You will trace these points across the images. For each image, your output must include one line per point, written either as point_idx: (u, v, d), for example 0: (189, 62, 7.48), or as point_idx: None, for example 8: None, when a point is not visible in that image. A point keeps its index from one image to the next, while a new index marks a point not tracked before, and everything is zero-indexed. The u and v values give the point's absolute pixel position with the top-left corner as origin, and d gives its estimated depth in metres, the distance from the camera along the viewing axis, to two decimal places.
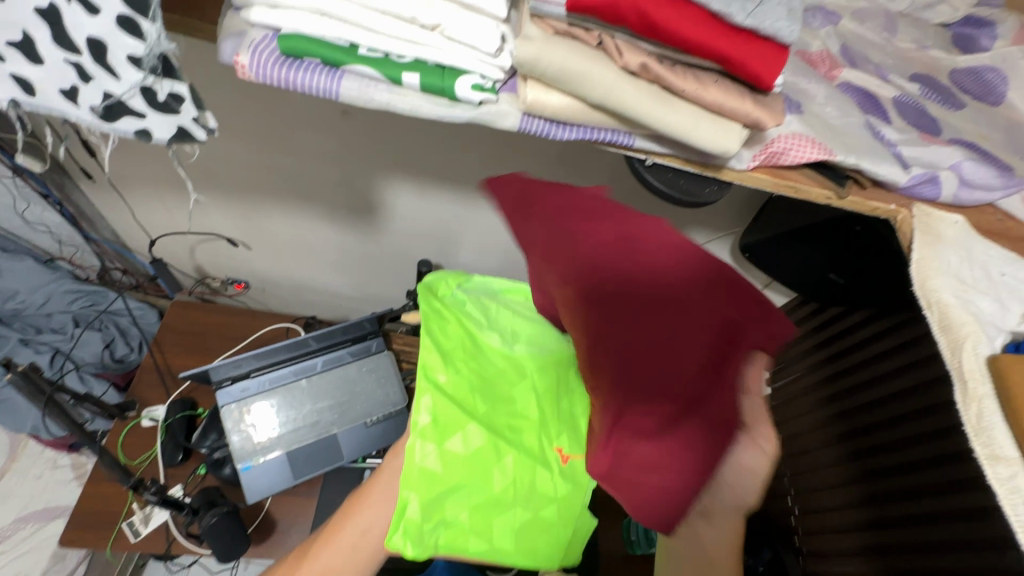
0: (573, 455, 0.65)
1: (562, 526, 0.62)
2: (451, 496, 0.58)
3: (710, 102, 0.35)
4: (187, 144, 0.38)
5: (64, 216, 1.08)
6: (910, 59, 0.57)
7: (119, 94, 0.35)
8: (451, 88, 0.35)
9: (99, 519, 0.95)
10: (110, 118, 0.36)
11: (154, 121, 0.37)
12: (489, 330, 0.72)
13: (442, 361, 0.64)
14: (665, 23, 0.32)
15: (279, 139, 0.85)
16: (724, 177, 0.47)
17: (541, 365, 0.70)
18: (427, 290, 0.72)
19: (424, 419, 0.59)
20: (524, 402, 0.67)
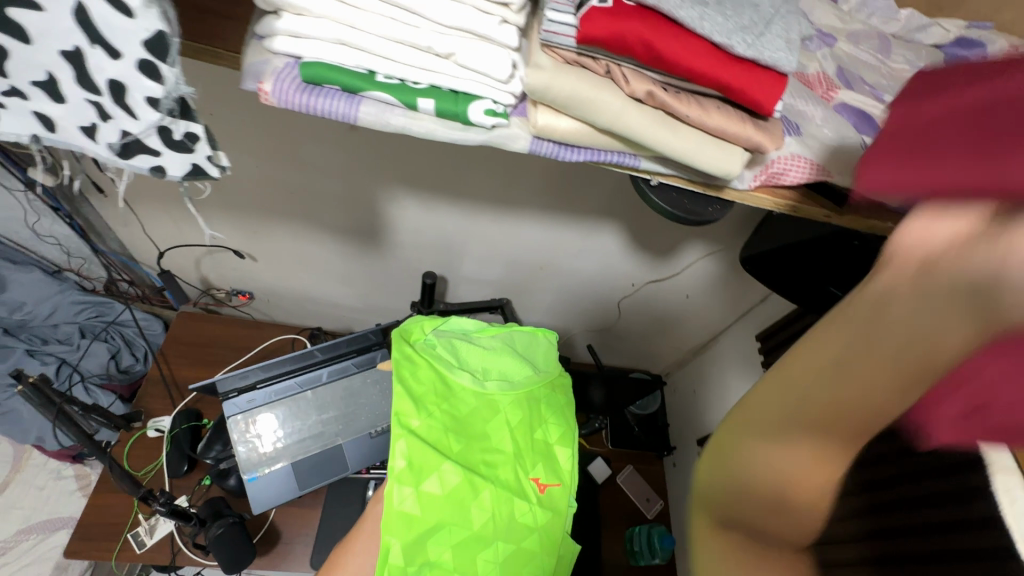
0: (549, 483, 0.70)
1: (544, 554, 0.67)
2: (435, 536, 0.61)
3: (712, 127, 0.37)
4: (201, 180, 0.39)
5: (73, 228, 1.09)
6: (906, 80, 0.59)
7: (136, 133, 0.35)
8: (464, 113, 0.37)
9: (105, 530, 0.95)
10: (127, 155, 0.36)
11: (169, 158, 0.37)
12: (459, 370, 0.70)
13: (414, 409, 0.65)
14: (670, 56, 0.33)
15: (287, 153, 0.87)
16: (726, 196, 0.49)
17: (512, 404, 0.72)
18: (400, 336, 0.71)
19: (400, 463, 0.61)
20: (498, 440, 0.69)
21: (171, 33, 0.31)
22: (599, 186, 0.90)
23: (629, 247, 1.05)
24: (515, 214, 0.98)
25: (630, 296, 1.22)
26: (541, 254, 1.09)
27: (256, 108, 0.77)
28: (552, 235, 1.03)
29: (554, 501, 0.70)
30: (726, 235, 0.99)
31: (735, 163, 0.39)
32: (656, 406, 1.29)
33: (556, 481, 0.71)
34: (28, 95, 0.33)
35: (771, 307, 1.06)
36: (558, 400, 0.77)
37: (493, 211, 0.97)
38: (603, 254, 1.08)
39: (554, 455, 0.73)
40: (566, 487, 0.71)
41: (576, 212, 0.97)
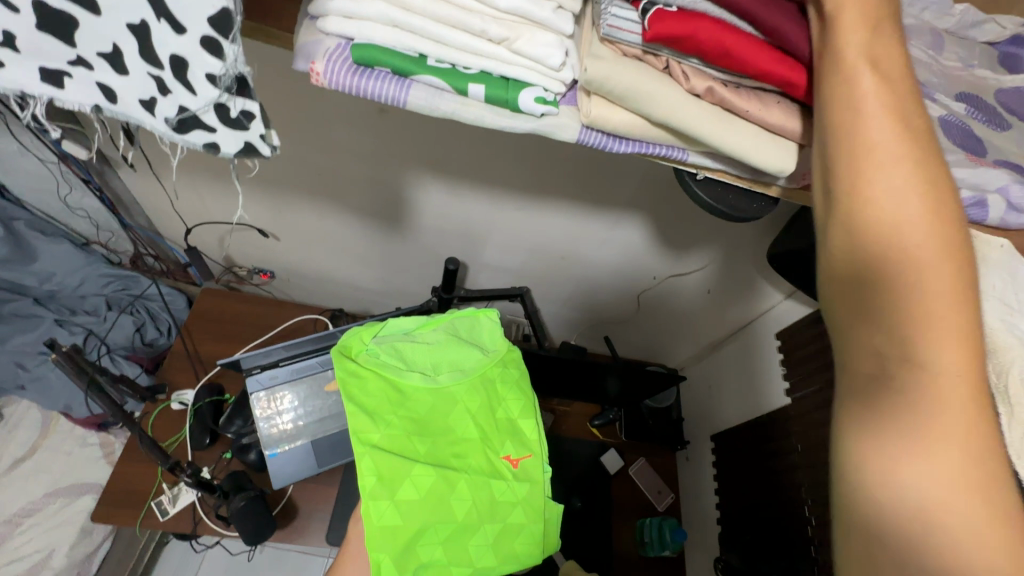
0: (522, 457, 0.67)
1: (539, 524, 0.64)
2: (424, 538, 0.59)
3: (772, 123, 0.38)
4: (252, 160, 0.38)
5: (102, 201, 1.11)
6: (958, 80, 0.57)
7: (193, 109, 0.36)
8: (514, 100, 0.36)
9: (131, 497, 0.98)
10: (183, 130, 0.37)
11: (223, 135, 0.37)
12: (407, 371, 0.66)
13: (361, 428, 0.60)
14: (738, 51, 0.35)
15: (319, 137, 0.87)
16: (772, 191, 0.47)
17: (469, 394, 0.67)
18: (340, 354, 0.66)
19: (369, 479, 0.58)
20: (459, 428, 0.65)
21: (234, 10, 0.32)
22: (628, 178, 0.89)
23: (652, 241, 1.04)
24: (540, 203, 0.97)
25: (650, 289, 1.22)
26: (564, 243, 1.09)
27: (289, 88, 0.77)
28: (576, 224, 1.02)
29: (531, 472, 0.66)
30: (755, 232, 0.97)
31: (790, 160, 0.40)
32: (671, 402, 1.27)
33: (528, 453, 0.67)
34: (93, 64, 0.34)
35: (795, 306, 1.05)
36: (514, 375, 0.72)
37: (518, 198, 0.96)
38: (626, 246, 1.07)
39: (522, 426, 0.69)
40: (543, 451, 0.68)
41: (602, 203, 0.96)
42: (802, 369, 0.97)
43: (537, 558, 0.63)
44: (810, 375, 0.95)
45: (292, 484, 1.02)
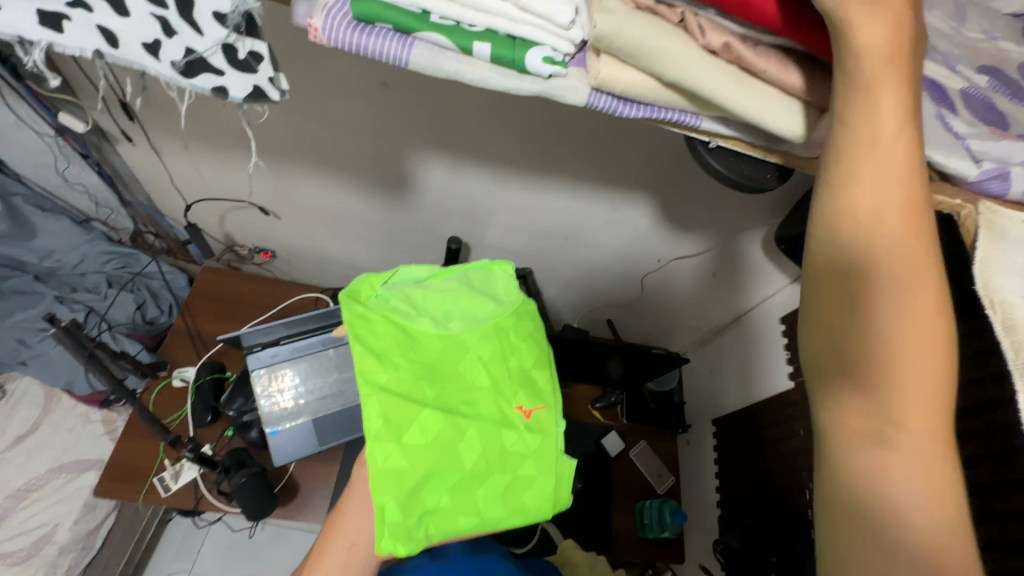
0: (534, 408, 0.66)
1: (546, 478, 0.63)
2: (428, 485, 0.58)
3: (788, 84, 0.37)
4: (260, 105, 0.39)
5: (101, 177, 1.09)
6: (980, 53, 0.55)
7: (201, 51, 0.37)
8: (522, 60, 0.35)
9: (133, 472, 0.99)
10: (190, 74, 0.38)
11: (232, 78, 0.38)
12: (417, 316, 0.65)
13: (370, 369, 0.58)
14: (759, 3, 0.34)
15: (321, 112, 0.85)
16: (790, 163, 0.45)
17: (481, 345, 0.66)
18: (347, 295, 0.64)
19: (375, 421, 0.56)
20: (470, 377, 0.64)
21: None
22: (634, 157, 0.87)
23: (658, 222, 1.03)
24: (545, 182, 0.95)
25: (655, 273, 1.20)
26: (568, 224, 1.07)
27: (288, 59, 0.75)
28: (581, 205, 1.00)
29: (543, 423, 0.65)
30: (762, 213, 0.95)
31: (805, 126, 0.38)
32: (673, 384, 1.27)
33: (540, 405, 0.66)
34: (94, 6, 0.35)
35: None
36: (527, 326, 0.71)
37: (523, 177, 0.95)
38: (631, 227, 1.06)
39: (534, 378, 0.68)
40: (554, 404, 0.67)
41: (608, 182, 0.94)
42: None
43: (546, 514, 0.62)
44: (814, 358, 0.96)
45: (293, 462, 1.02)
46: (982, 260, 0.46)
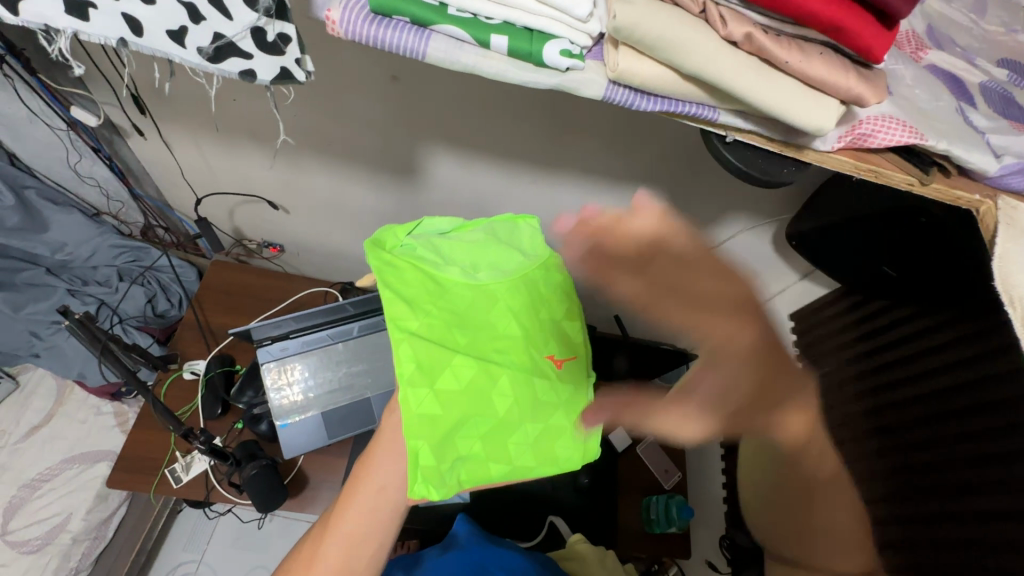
0: (562, 359, 0.72)
1: (572, 426, 0.68)
2: (463, 430, 0.61)
3: (813, 76, 0.36)
4: (287, 85, 0.41)
5: (113, 171, 1.10)
6: (999, 46, 0.55)
7: (230, 36, 0.38)
8: (539, 54, 0.35)
9: (146, 464, 1.00)
10: (218, 59, 0.38)
11: (259, 62, 0.39)
12: (445, 266, 0.67)
13: (399, 315, 0.60)
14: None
15: (333, 107, 0.85)
16: (805, 157, 0.46)
17: (506, 298, 0.69)
18: (375, 244, 0.65)
19: (409, 368, 0.58)
20: (497, 328, 0.67)
21: None
22: (645, 153, 0.87)
23: None
24: (555, 176, 0.95)
25: None
26: (577, 218, 1.07)
27: None
28: (590, 200, 1.00)
29: (568, 373, 0.72)
30: (774, 211, 0.94)
31: (828, 119, 0.37)
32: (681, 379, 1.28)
33: (568, 355, 0.73)
34: None
35: (811, 285, 1.03)
36: (552, 280, 0.75)
37: (532, 171, 0.94)
38: None
39: (562, 330, 0.74)
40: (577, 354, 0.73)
41: (618, 177, 0.93)
42: (819, 352, 0.99)
43: (574, 462, 0.67)
44: (825, 355, 0.98)
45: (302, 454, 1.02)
46: (1001, 256, 0.46)
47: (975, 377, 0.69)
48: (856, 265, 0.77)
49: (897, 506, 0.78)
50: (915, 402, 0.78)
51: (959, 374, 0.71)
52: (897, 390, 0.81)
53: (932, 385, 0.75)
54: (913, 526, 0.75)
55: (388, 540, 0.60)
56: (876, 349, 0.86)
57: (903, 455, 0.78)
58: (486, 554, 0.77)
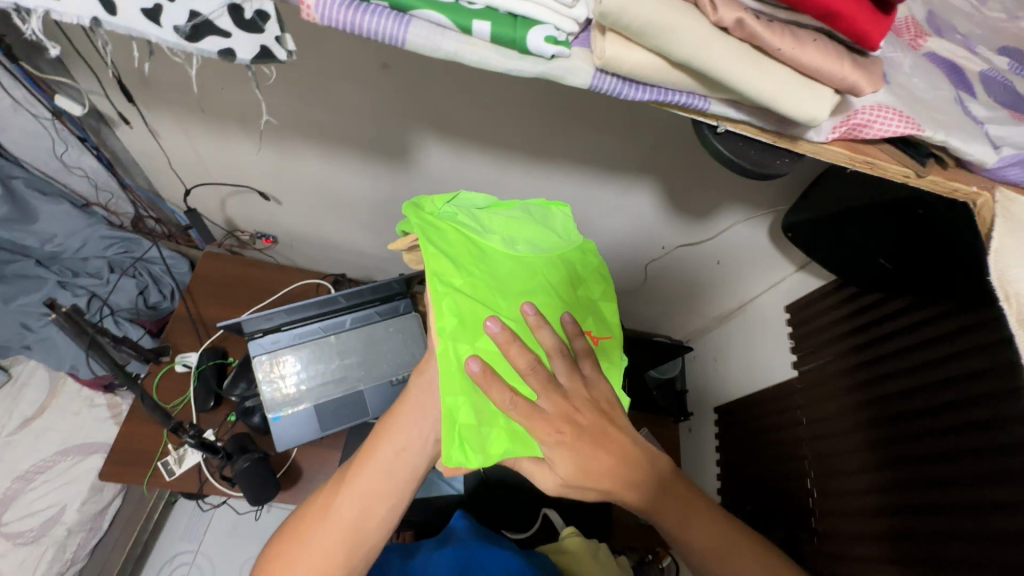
0: (602, 336, 0.68)
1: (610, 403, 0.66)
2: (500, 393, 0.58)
3: (806, 64, 0.35)
4: (268, 67, 0.38)
5: (101, 161, 1.08)
6: (1001, 33, 0.53)
7: (206, 14, 0.37)
8: (523, 40, 0.34)
9: (138, 456, 0.99)
10: (195, 38, 0.37)
11: (238, 40, 0.37)
12: (487, 234, 0.64)
13: (440, 274, 0.57)
14: None
15: (322, 96, 0.84)
16: (798, 149, 0.45)
17: (550, 273, 0.66)
18: (415, 206, 0.61)
19: (449, 322, 0.56)
20: (539, 300, 0.64)
21: None
22: (640, 142, 0.85)
23: (663, 209, 1.01)
24: (549, 166, 0.93)
25: (659, 260, 1.19)
26: (572, 209, 1.05)
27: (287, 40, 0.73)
28: (585, 191, 0.99)
29: (608, 352, 0.68)
30: (769, 201, 0.93)
31: (822, 109, 0.36)
32: (676, 371, 1.28)
33: (608, 334, 0.68)
34: None
35: (808, 277, 1.03)
36: (595, 262, 0.70)
37: (526, 162, 0.93)
38: (637, 214, 1.04)
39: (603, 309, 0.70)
40: (616, 338, 0.69)
41: (613, 167, 0.92)
42: (813, 343, 0.98)
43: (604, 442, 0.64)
44: (819, 348, 0.96)
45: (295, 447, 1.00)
46: (999, 249, 0.45)
47: (974, 370, 0.68)
48: (852, 256, 0.76)
49: (893, 496, 0.76)
50: (910, 393, 0.76)
51: (955, 367, 0.70)
52: (893, 380, 0.79)
53: (930, 376, 0.73)
54: (905, 517, 0.74)
55: (400, 502, 0.64)
56: (871, 341, 0.85)
57: (898, 447, 0.77)
58: (481, 552, 0.76)
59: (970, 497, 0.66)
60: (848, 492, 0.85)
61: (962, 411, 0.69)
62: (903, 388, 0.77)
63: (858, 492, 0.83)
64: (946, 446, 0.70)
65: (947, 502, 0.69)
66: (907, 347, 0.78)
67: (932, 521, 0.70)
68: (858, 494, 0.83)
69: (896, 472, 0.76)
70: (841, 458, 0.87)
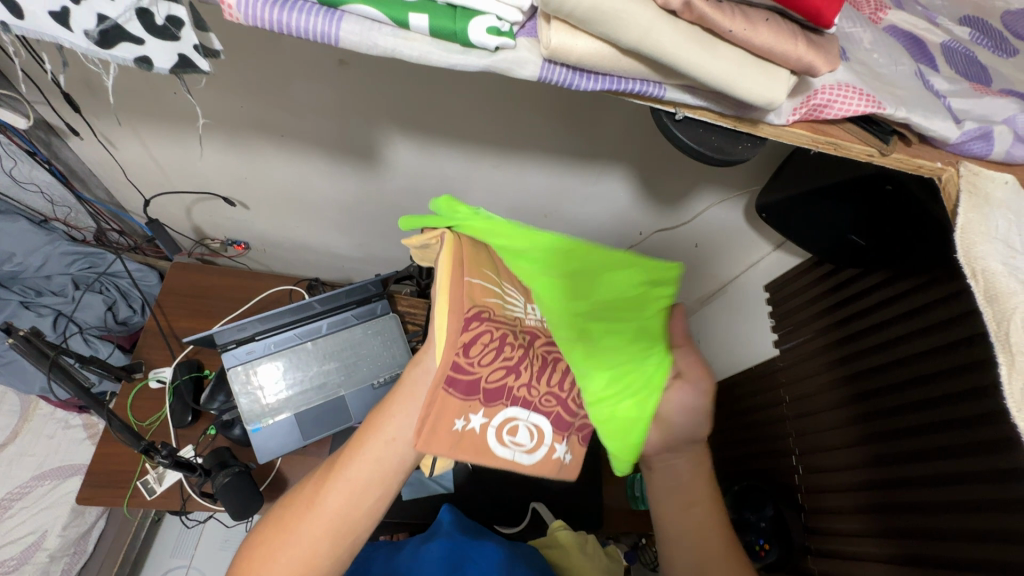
0: None
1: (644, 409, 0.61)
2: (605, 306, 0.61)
3: (759, 44, 0.34)
4: (189, 75, 0.39)
5: (54, 174, 1.02)
6: (963, 2, 0.52)
7: (115, 18, 0.36)
8: (464, 32, 0.34)
9: (115, 478, 0.96)
10: (107, 44, 0.37)
11: (153, 47, 0.37)
12: None
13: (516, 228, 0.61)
14: None
15: (278, 95, 0.80)
16: (760, 132, 0.44)
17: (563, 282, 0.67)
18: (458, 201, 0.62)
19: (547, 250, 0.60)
20: None
21: None
22: (608, 128, 0.83)
23: (639, 195, 0.99)
24: (520, 157, 0.91)
25: (638, 246, 1.17)
26: (547, 200, 1.03)
27: (235, 40, 0.69)
28: (559, 181, 0.97)
29: None
30: (743, 181, 0.92)
31: (778, 90, 0.36)
32: None
33: None
34: None
35: (786, 255, 1.02)
36: None
37: (495, 153, 0.91)
38: (612, 201, 1.02)
39: None
40: None
41: (585, 155, 0.90)
42: (793, 321, 0.99)
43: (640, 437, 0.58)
44: (801, 325, 0.97)
45: (278, 458, 0.98)
46: (964, 226, 0.45)
47: (956, 338, 0.67)
48: (822, 230, 0.75)
49: (877, 469, 0.77)
50: (893, 364, 0.77)
51: (934, 338, 0.70)
52: (873, 356, 0.80)
53: (898, 351, 0.76)
54: (888, 490, 0.75)
55: (388, 493, 0.59)
56: (849, 316, 0.86)
57: (880, 420, 0.77)
58: (470, 546, 0.75)
59: (952, 469, 0.66)
60: (832, 467, 0.85)
61: (948, 381, 0.68)
62: (886, 361, 0.78)
63: (841, 467, 0.84)
64: (929, 416, 0.70)
65: (928, 472, 0.69)
66: (887, 320, 0.78)
67: (911, 493, 0.71)
68: (842, 468, 0.83)
69: (879, 446, 0.77)
70: (824, 434, 0.88)
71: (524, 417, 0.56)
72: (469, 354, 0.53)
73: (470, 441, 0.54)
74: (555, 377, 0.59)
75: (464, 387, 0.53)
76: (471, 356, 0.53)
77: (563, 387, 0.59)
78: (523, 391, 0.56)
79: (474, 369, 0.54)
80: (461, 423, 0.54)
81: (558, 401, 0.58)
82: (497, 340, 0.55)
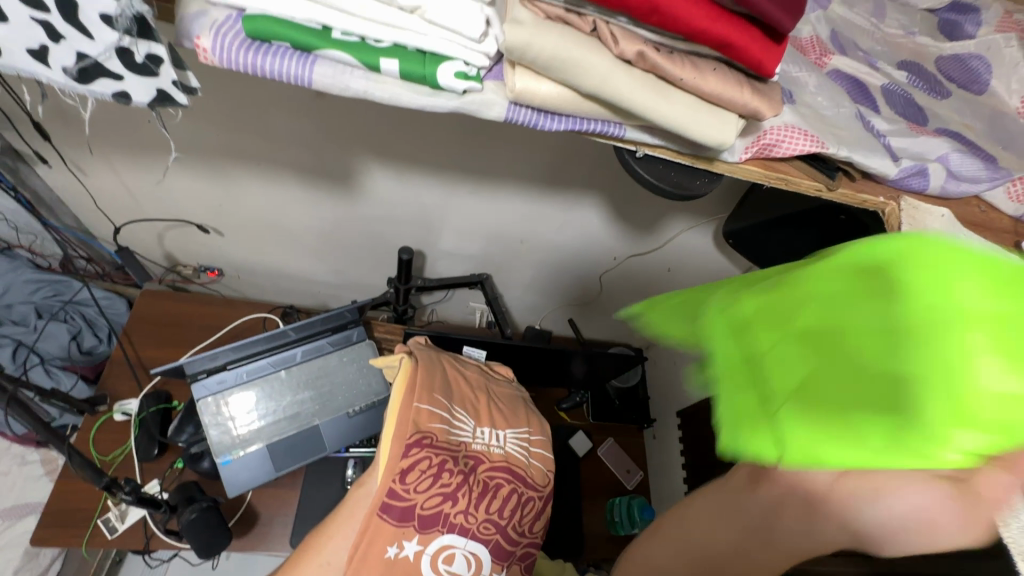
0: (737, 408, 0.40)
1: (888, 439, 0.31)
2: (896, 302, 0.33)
3: (708, 91, 0.36)
4: (168, 108, 0.40)
5: (19, 202, 1.00)
6: (899, 48, 0.56)
7: (93, 56, 0.36)
8: (433, 75, 0.36)
9: (73, 517, 0.92)
10: (86, 80, 0.37)
11: (132, 84, 0.38)
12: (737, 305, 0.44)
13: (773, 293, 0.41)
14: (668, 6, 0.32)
15: (252, 123, 0.81)
16: (716, 169, 0.46)
17: (511, 400, 0.77)
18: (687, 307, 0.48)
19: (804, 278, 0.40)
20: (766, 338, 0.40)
21: None
22: (580, 159, 0.86)
23: (611, 222, 1.02)
24: (495, 185, 0.93)
25: (610, 273, 1.18)
26: (523, 227, 1.05)
27: (211, 72, 0.70)
28: (534, 209, 0.99)
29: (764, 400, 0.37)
30: (711, 209, 0.96)
31: (729, 133, 0.38)
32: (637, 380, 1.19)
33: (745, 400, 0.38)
34: None
35: None
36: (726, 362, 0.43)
37: (471, 182, 0.92)
38: (586, 228, 1.04)
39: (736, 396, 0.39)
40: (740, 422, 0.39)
41: (559, 184, 0.92)
42: None
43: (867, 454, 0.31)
44: None
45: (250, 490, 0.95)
46: None
47: None
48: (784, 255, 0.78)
49: None
50: None
51: None
52: None
53: None
54: None
55: None
56: None
57: None
58: None
59: None
60: None
61: None
62: None
63: None
64: None
65: None
66: None
67: None
68: None
69: None
70: None
71: (461, 547, 0.62)
72: (405, 480, 0.60)
73: (403, 567, 0.60)
74: (495, 503, 0.65)
75: (399, 513, 0.60)
76: (407, 484, 0.60)
77: (501, 515, 0.65)
78: (459, 518, 0.63)
79: (410, 496, 0.61)
80: (394, 550, 0.60)
81: (496, 528, 0.64)
82: (435, 466, 0.62)
